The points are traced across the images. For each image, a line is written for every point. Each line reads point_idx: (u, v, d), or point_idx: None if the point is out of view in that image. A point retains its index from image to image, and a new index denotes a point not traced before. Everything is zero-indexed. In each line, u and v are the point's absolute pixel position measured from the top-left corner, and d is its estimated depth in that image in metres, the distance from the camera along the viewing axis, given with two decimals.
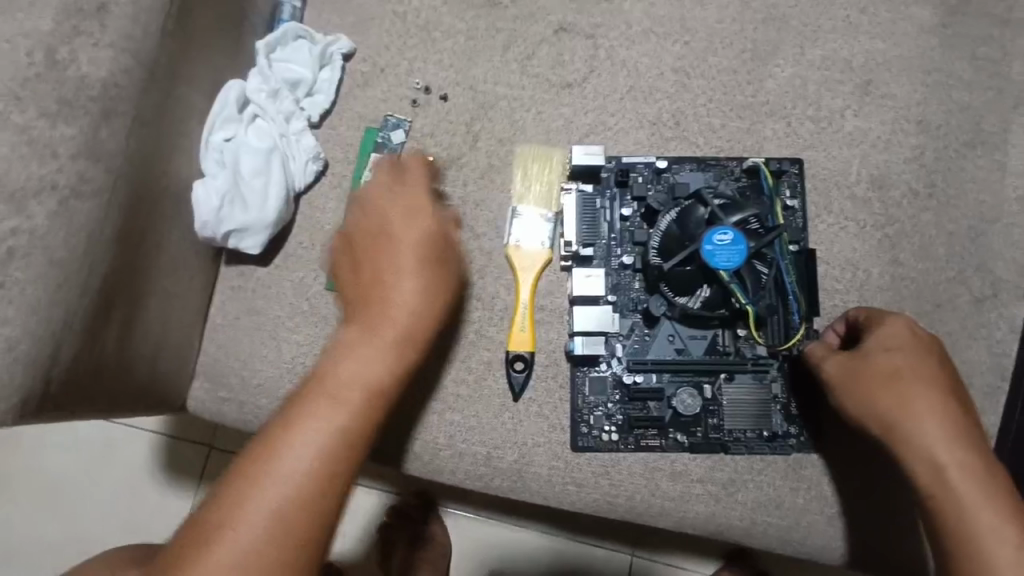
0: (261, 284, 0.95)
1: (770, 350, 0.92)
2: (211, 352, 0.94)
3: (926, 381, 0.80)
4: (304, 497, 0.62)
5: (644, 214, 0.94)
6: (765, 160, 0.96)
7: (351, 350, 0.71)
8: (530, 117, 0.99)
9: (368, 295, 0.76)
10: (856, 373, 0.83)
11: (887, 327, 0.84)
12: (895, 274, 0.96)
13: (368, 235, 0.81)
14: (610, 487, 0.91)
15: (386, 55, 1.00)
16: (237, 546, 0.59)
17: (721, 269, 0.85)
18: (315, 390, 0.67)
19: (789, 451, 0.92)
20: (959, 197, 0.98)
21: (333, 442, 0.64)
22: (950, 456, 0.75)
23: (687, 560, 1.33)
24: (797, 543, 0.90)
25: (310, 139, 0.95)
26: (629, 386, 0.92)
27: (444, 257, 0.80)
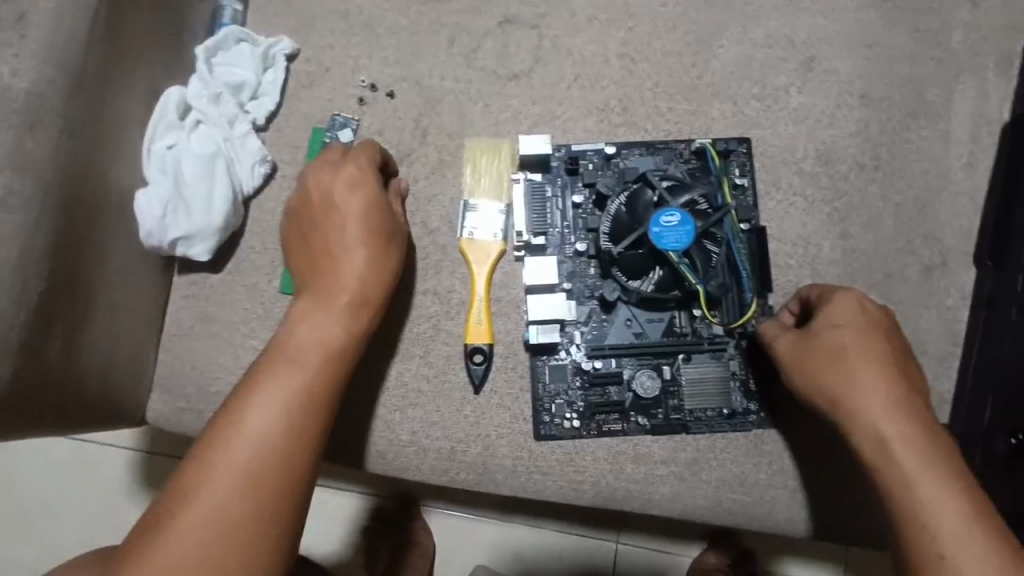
0: (214, 291, 0.94)
1: (726, 329, 0.93)
2: (168, 362, 0.94)
3: (872, 357, 0.81)
4: (273, 452, 0.68)
5: (595, 200, 0.94)
6: (712, 141, 0.97)
7: (306, 317, 0.79)
8: (478, 110, 0.99)
9: (321, 270, 0.84)
10: (806, 352, 0.84)
11: (836, 304, 0.85)
12: (847, 247, 0.97)
13: (318, 214, 0.86)
14: (575, 474, 0.91)
15: (330, 54, 1.00)
16: (210, 503, 0.65)
17: (670, 250, 0.86)
18: (271, 362, 0.74)
19: (749, 428, 0.93)
20: (905, 169, 0.99)
21: (291, 401, 0.71)
22: (894, 430, 0.76)
23: (672, 545, 1.34)
24: (762, 518, 0.91)
25: (255, 142, 0.94)
26: (588, 372, 0.92)
27: (389, 227, 0.87)
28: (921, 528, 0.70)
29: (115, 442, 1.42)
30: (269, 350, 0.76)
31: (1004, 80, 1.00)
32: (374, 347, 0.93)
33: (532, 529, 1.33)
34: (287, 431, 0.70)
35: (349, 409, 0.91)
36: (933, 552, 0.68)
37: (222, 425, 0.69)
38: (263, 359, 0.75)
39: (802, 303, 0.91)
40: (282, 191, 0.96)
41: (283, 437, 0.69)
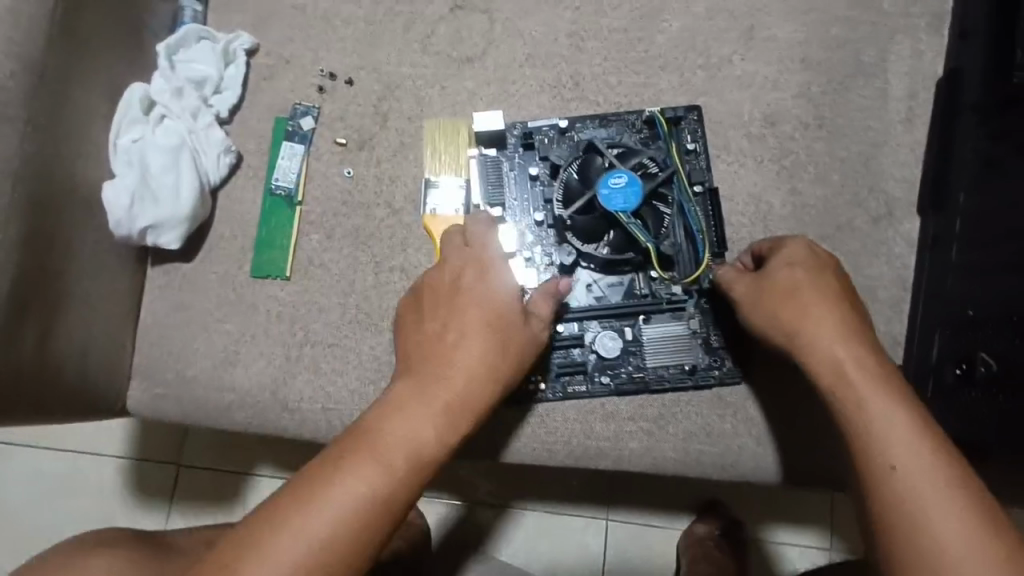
0: (187, 280, 0.97)
1: (683, 288, 0.96)
2: (146, 352, 0.97)
3: (821, 295, 0.85)
4: (336, 542, 0.68)
5: (551, 171, 0.97)
6: (661, 109, 1.00)
7: (407, 407, 0.78)
8: (436, 93, 1.02)
9: (432, 357, 0.82)
10: (761, 292, 0.87)
11: (788, 248, 0.89)
12: (796, 203, 1.01)
13: (442, 296, 0.86)
14: (547, 435, 0.95)
15: (289, 47, 1.03)
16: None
17: (619, 212, 0.90)
18: (376, 448, 0.74)
19: (711, 382, 0.96)
20: (848, 126, 1.03)
21: (374, 500, 0.71)
22: (848, 357, 0.80)
23: (642, 495, 1.55)
24: (730, 466, 0.95)
25: (218, 133, 0.97)
26: (551, 336, 0.95)
27: (510, 331, 0.84)
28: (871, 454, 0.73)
29: (109, 455, 1.48)
30: (374, 429, 0.76)
31: (938, 37, 1.04)
32: (345, 324, 0.96)
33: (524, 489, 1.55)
34: (367, 523, 0.70)
35: (325, 385, 0.95)
36: (885, 467, 0.72)
37: (310, 492, 0.70)
38: (369, 440, 0.74)
39: (758, 251, 0.93)
40: (249, 180, 0.99)
41: (357, 522, 0.70)
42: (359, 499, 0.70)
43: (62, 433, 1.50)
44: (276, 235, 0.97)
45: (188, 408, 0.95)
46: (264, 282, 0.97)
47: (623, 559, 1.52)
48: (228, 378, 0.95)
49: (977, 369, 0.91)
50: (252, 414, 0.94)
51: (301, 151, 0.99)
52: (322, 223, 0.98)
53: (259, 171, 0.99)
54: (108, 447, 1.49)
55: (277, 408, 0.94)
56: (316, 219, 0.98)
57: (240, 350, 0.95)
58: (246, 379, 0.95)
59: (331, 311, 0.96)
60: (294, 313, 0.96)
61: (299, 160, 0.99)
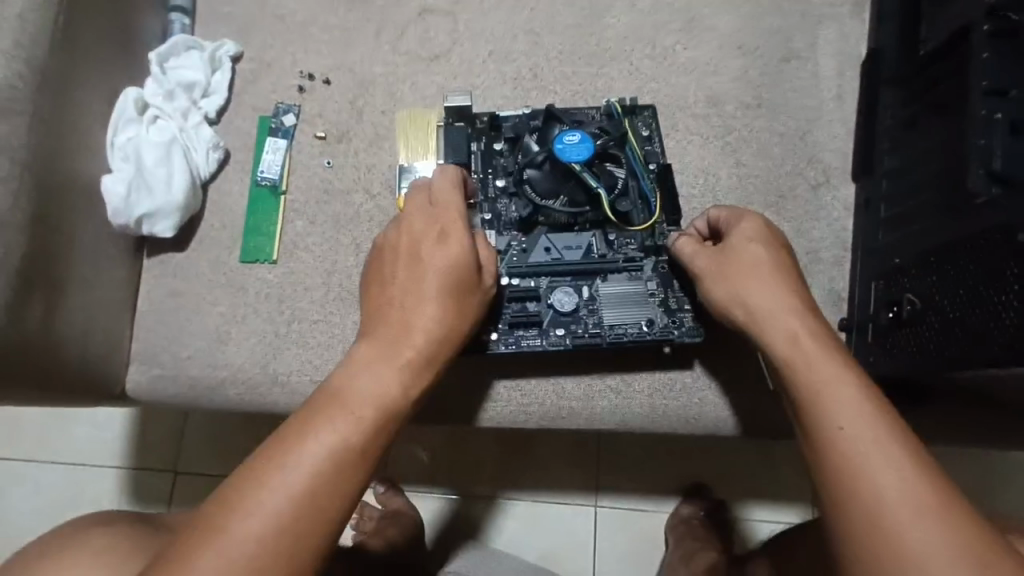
0: (180, 267, 1.04)
1: (642, 249, 1.03)
2: (143, 337, 1.03)
3: (771, 261, 0.90)
4: (312, 491, 0.70)
5: (512, 146, 1.06)
6: (618, 99, 1.10)
7: (371, 366, 0.81)
8: (407, 89, 1.11)
9: (393, 319, 0.86)
10: (723, 262, 0.92)
11: (744, 224, 0.94)
12: (741, 174, 1.10)
13: (401, 262, 0.90)
14: (523, 398, 1.03)
15: (271, 52, 1.12)
16: (250, 531, 0.67)
17: (573, 162, 0.96)
18: (342, 402, 0.77)
19: (668, 334, 1.00)
20: (784, 104, 1.13)
21: (345, 450, 0.74)
22: (787, 314, 0.85)
23: (634, 479, 1.60)
24: (694, 419, 1.02)
25: (208, 131, 1.06)
26: (509, 289, 1.02)
27: (466, 290, 0.89)
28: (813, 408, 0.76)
29: (105, 463, 1.53)
30: (338, 389, 0.79)
31: (860, 22, 1.15)
32: (328, 302, 1.03)
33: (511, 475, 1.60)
34: (343, 473, 0.73)
35: (312, 358, 1.01)
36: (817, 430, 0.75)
37: (283, 450, 0.73)
38: (333, 397, 0.78)
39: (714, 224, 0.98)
40: (236, 173, 1.07)
41: (330, 474, 0.72)
42: (332, 451, 0.73)
43: (58, 444, 1.54)
44: (263, 222, 1.05)
45: (183, 386, 1.01)
46: (253, 266, 1.04)
47: (612, 541, 1.57)
48: (221, 356, 1.01)
49: (902, 309, 0.91)
50: (244, 389, 1.00)
51: (284, 146, 1.07)
52: (305, 210, 1.06)
53: (246, 165, 1.07)
54: (104, 456, 1.53)
55: (267, 382, 1.00)
56: (300, 206, 1.06)
57: (232, 330, 1.02)
58: (238, 356, 1.01)
59: (315, 291, 1.04)
60: (281, 294, 1.03)
61: (282, 153, 1.07)
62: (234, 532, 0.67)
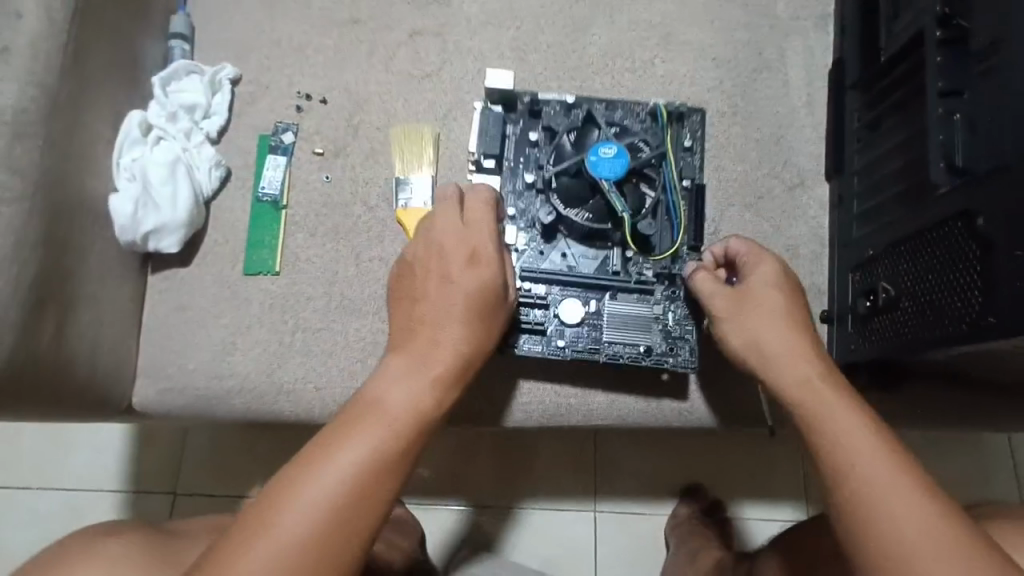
0: (185, 282, 1.07)
1: (659, 270, 1.06)
2: (149, 351, 1.05)
3: (787, 290, 0.94)
4: (344, 504, 0.74)
5: (548, 138, 1.10)
6: (665, 103, 1.12)
7: (398, 384, 0.84)
8: (401, 105, 1.16)
9: (422, 338, 0.90)
10: (741, 305, 0.93)
11: (761, 265, 0.95)
12: (721, 178, 1.16)
13: (430, 282, 0.94)
14: (521, 397, 1.06)
15: (269, 75, 1.17)
16: (285, 540, 0.71)
17: (604, 179, 1.00)
18: (366, 421, 0.80)
19: (662, 362, 1.03)
20: (758, 111, 1.19)
21: (375, 465, 0.77)
22: (794, 339, 0.88)
23: (630, 486, 1.62)
24: (687, 413, 1.06)
25: (209, 150, 1.10)
26: (520, 292, 1.05)
27: (489, 313, 0.93)
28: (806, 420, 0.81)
29: (104, 488, 1.52)
30: (363, 406, 0.82)
31: (824, 33, 1.23)
32: (329, 310, 1.07)
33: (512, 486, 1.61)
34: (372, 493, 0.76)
35: (316, 365, 1.04)
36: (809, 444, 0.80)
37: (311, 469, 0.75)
38: (359, 415, 0.81)
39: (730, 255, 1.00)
40: (238, 189, 1.11)
41: (361, 488, 0.75)
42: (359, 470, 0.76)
43: (55, 471, 1.54)
44: (265, 235, 1.09)
45: (190, 398, 1.03)
46: (255, 278, 1.08)
47: (613, 545, 1.59)
48: (227, 366, 1.04)
49: (878, 297, 0.96)
50: (250, 398, 1.03)
51: (283, 163, 1.11)
52: (305, 223, 1.10)
53: (248, 181, 1.12)
54: (103, 480, 1.53)
55: (273, 390, 1.03)
56: (300, 220, 1.10)
57: (237, 341, 1.05)
58: (243, 365, 1.04)
59: (317, 300, 1.07)
60: (284, 304, 1.07)
61: (282, 170, 1.11)
62: (272, 538, 0.71)
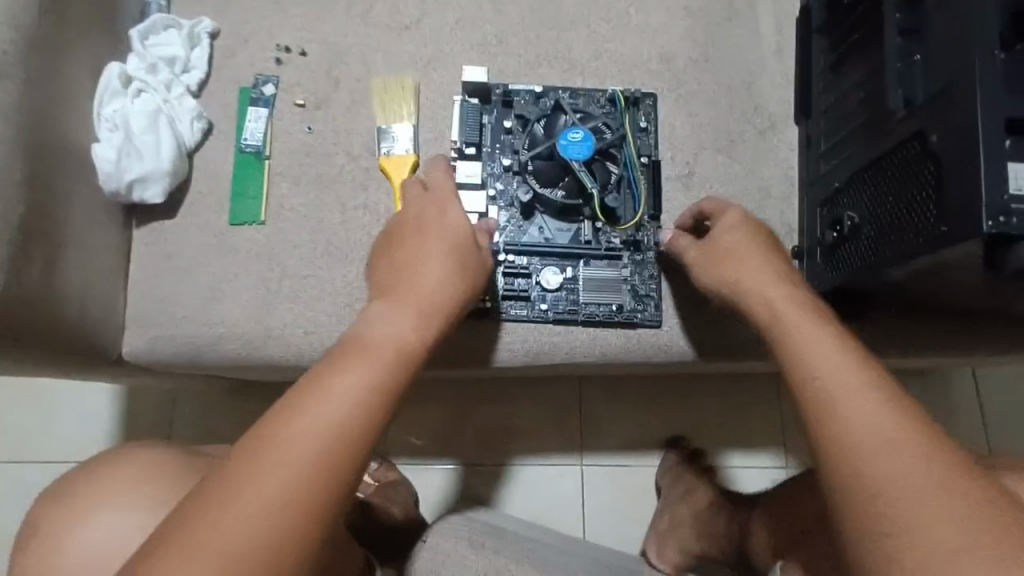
0: (170, 233, 1.08)
1: (624, 237, 1.10)
2: (137, 302, 1.06)
3: (753, 232, 0.95)
4: (343, 428, 0.71)
5: (522, 125, 1.12)
6: (622, 91, 1.16)
7: (386, 318, 0.84)
8: (380, 57, 1.18)
9: (403, 276, 0.91)
10: (709, 256, 0.96)
11: (726, 215, 0.98)
12: (695, 123, 1.19)
13: (408, 233, 0.97)
14: (505, 337, 1.07)
15: (247, 28, 1.17)
16: (285, 468, 0.67)
17: (574, 160, 1.03)
18: (347, 358, 0.77)
19: (635, 321, 1.08)
20: (727, 59, 1.22)
21: (371, 389, 0.75)
22: (772, 280, 0.88)
23: (616, 441, 1.67)
24: (667, 348, 1.08)
25: (190, 102, 1.10)
26: (503, 264, 1.08)
27: (467, 253, 0.96)
28: (803, 355, 0.77)
29: (92, 457, 1.52)
30: (339, 348, 0.79)
31: None
32: (316, 258, 1.08)
33: (501, 444, 1.65)
34: (359, 430, 0.72)
35: (305, 311, 1.06)
36: (808, 381, 0.75)
37: (289, 412, 0.71)
38: (335, 354, 0.78)
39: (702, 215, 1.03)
40: (220, 142, 1.12)
41: (360, 411, 0.72)
42: (350, 406, 0.72)
43: (42, 442, 1.53)
44: (250, 185, 1.10)
45: (180, 345, 1.04)
46: (241, 228, 1.09)
47: (599, 495, 1.64)
48: (215, 313, 1.05)
49: (845, 226, 1.01)
50: (240, 344, 1.05)
51: (265, 115, 1.12)
52: (289, 173, 1.11)
53: (230, 134, 1.12)
54: (91, 450, 1.53)
55: (262, 335, 1.05)
56: (283, 170, 1.11)
57: (225, 288, 1.06)
58: (231, 312, 1.05)
59: (303, 247, 1.08)
60: (270, 252, 1.08)
61: (264, 121, 1.12)
62: (270, 463, 0.67)
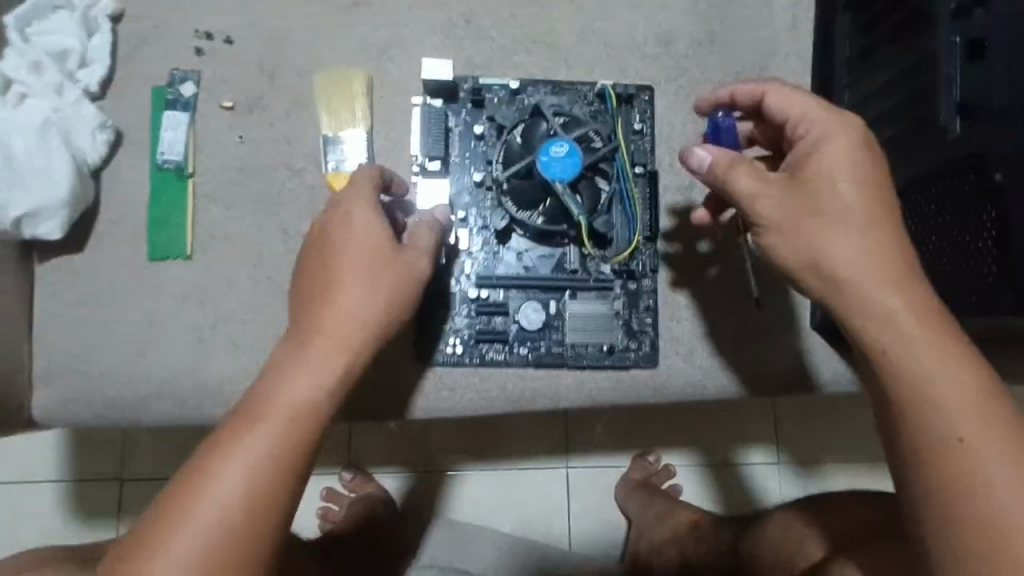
0: (81, 272, 0.91)
1: (613, 267, 0.95)
2: (47, 354, 0.90)
3: (857, 167, 0.71)
4: (237, 509, 0.65)
5: (496, 131, 0.94)
6: (613, 84, 0.98)
7: (289, 367, 0.72)
8: (323, 44, 0.97)
9: (312, 308, 0.76)
10: (800, 200, 0.71)
11: (834, 152, 0.71)
12: (697, 121, 1.01)
13: (321, 250, 0.80)
14: (482, 384, 0.94)
15: (156, 9, 0.95)
16: (177, 559, 0.63)
17: (556, 181, 0.86)
18: (228, 451, 0.67)
19: (628, 363, 0.95)
20: (737, 39, 1.03)
21: (265, 464, 0.67)
22: (877, 272, 0.67)
23: (605, 441, 1.50)
24: (664, 389, 0.95)
25: (89, 109, 0.89)
26: (476, 301, 0.94)
27: (388, 272, 0.79)
28: (941, 394, 0.61)
29: (36, 489, 1.39)
30: (229, 428, 0.69)
31: None
32: (256, 298, 0.92)
33: (476, 452, 1.47)
34: (237, 543, 0.65)
35: (246, 363, 0.91)
36: (951, 440, 0.59)
37: (160, 523, 0.65)
38: (220, 443, 0.67)
39: (731, 102, 0.86)
40: (132, 156, 0.92)
41: (258, 489, 0.66)
42: (215, 525, 0.64)
43: None
44: (172, 213, 0.92)
45: (104, 406, 0.90)
46: (163, 264, 0.92)
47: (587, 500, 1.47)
48: (142, 368, 0.90)
49: None
50: (172, 403, 0.90)
51: (185, 121, 0.92)
52: (219, 194, 0.93)
53: (143, 145, 0.93)
54: (36, 482, 1.39)
55: (198, 393, 0.90)
56: (211, 191, 0.93)
57: (151, 338, 0.91)
58: (162, 367, 0.91)
59: (241, 286, 0.92)
60: (202, 294, 0.92)
61: (184, 130, 0.92)
62: (166, 552, 0.63)
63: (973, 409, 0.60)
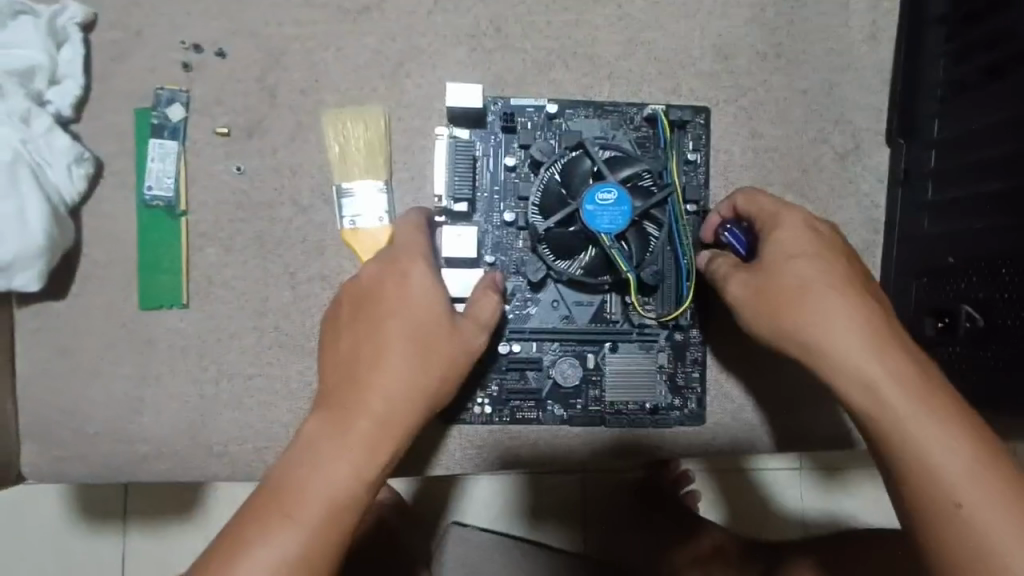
0: (64, 320, 0.82)
1: (659, 319, 0.84)
2: (29, 411, 0.81)
3: (815, 247, 0.68)
4: None
5: (530, 164, 0.82)
6: (666, 107, 0.84)
7: (316, 446, 0.64)
8: (331, 57, 0.84)
9: (349, 376, 0.67)
10: (763, 290, 0.68)
11: (783, 233, 0.69)
12: (757, 148, 0.88)
13: (364, 307, 0.70)
14: (511, 441, 0.86)
15: (137, 16, 0.83)
16: None
17: (604, 233, 0.77)
18: (247, 547, 0.59)
19: (672, 422, 0.87)
20: (807, 51, 0.89)
21: (294, 563, 0.59)
22: (870, 365, 0.61)
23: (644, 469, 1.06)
24: (708, 447, 0.88)
25: (63, 138, 0.78)
26: (506, 356, 0.84)
27: (441, 338, 0.69)
28: (930, 454, 0.57)
29: None
30: (249, 517, 0.61)
31: None
32: (262, 349, 0.83)
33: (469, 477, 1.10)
34: None
35: (253, 422, 0.83)
36: (948, 504, 0.56)
37: None
38: (240, 535, 0.60)
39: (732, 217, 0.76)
40: (117, 190, 0.82)
41: None
42: None
43: None
44: (163, 255, 0.82)
45: (95, 468, 0.81)
46: (156, 313, 0.82)
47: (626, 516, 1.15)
48: (137, 426, 0.82)
49: (959, 324, 0.75)
50: (171, 465, 0.82)
51: (174, 149, 0.81)
52: (216, 233, 0.83)
53: (129, 177, 0.82)
54: None
55: (200, 454, 0.82)
56: (208, 229, 0.83)
57: (146, 394, 0.82)
58: (159, 426, 0.82)
59: (245, 337, 0.83)
60: (201, 345, 0.83)
61: (173, 159, 0.81)
62: None
63: (968, 467, 0.57)
